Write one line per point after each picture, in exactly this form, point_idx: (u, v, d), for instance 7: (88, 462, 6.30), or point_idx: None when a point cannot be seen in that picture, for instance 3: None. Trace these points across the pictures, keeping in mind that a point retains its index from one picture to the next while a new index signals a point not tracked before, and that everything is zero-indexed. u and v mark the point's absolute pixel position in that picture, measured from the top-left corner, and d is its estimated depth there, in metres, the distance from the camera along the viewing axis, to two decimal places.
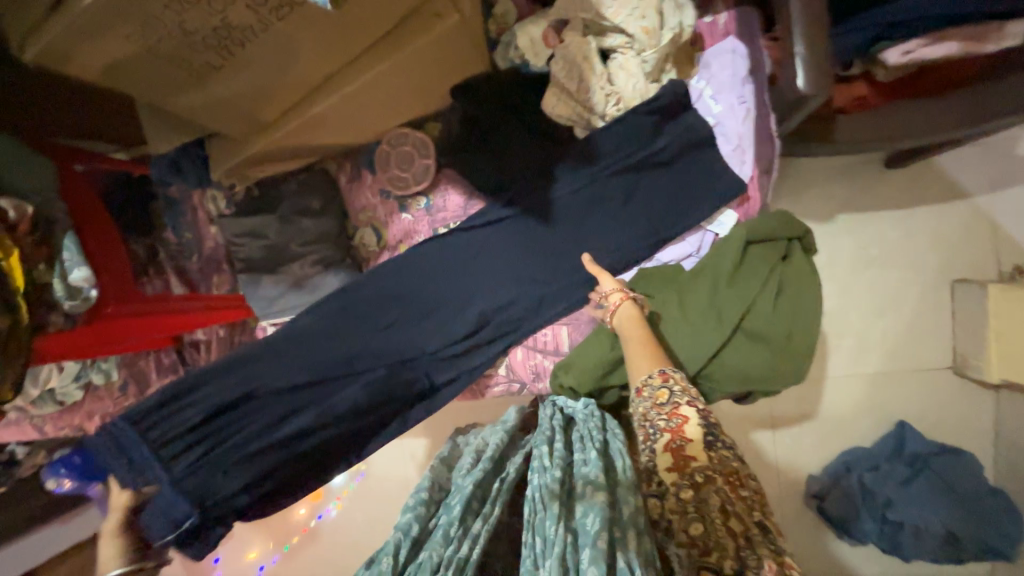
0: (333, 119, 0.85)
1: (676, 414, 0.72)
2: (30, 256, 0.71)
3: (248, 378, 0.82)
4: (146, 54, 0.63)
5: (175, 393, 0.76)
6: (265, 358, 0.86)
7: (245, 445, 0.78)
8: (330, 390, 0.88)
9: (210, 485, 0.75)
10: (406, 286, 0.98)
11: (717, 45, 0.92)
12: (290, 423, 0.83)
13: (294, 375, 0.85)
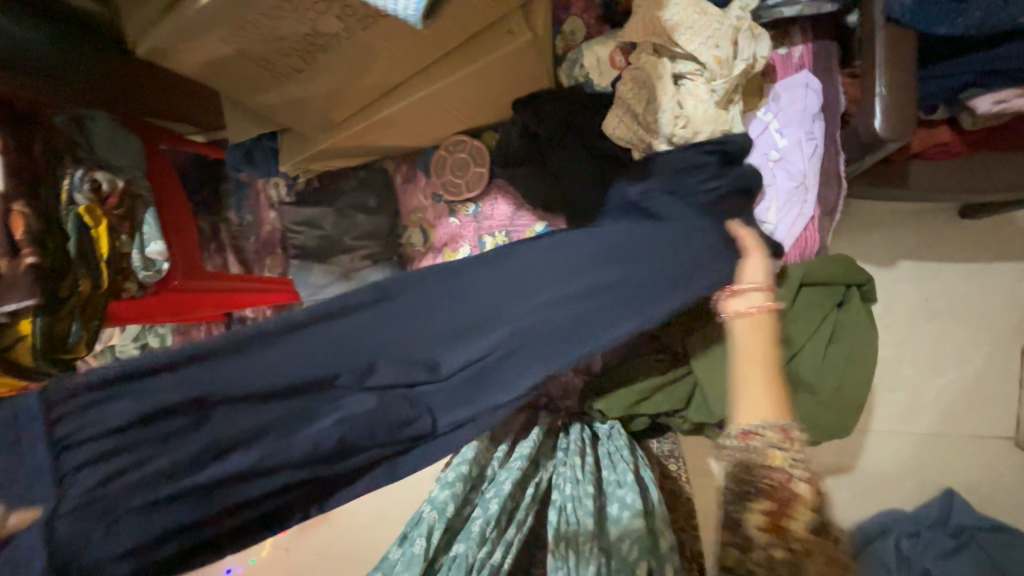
0: (397, 124, 0.88)
1: (751, 442, 0.60)
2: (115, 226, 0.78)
3: (192, 378, 0.48)
4: (237, 54, 0.68)
5: (125, 373, 0.46)
6: (205, 363, 0.49)
7: (159, 483, 0.46)
8: (296, 427, 0.53)
9: (84, 546, 0.44)
10: (452, 279, 0.64)
11: (790, 77, 0.89)
12: (227, 463, 0.49)
13: (255, 388, 0.50)
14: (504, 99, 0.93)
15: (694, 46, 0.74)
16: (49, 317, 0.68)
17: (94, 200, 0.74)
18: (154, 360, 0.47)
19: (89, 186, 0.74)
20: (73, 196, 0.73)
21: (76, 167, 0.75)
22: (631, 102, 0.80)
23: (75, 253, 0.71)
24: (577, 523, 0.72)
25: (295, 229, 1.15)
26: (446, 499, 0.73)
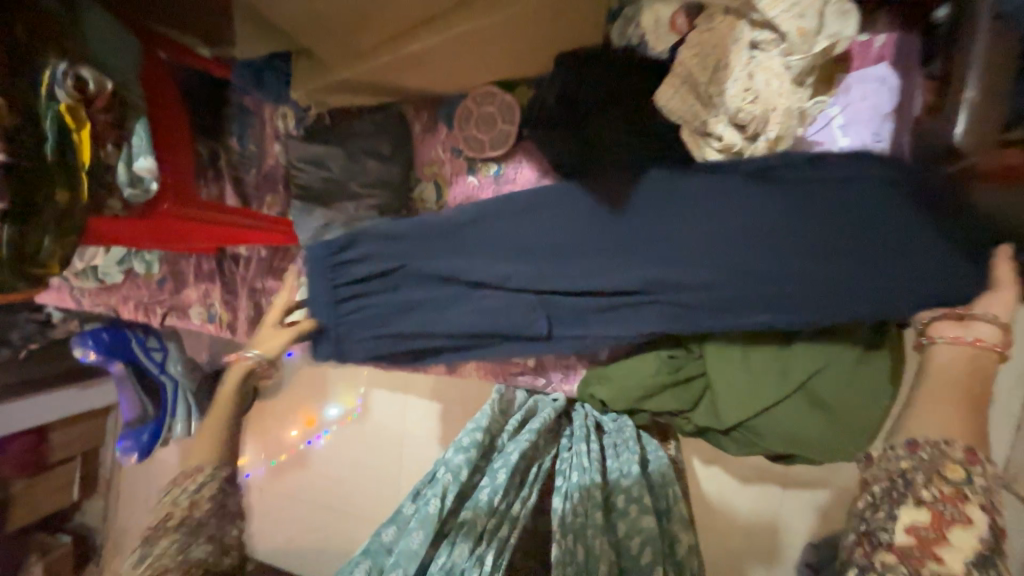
0: (425, 61, 0.79)
1: (956, 500, 0.56)
2: (99, 134, 0.69)
3: (395, 255, 0.92)
4: None
5: (358, 248, 0.92)
6: (399, 245, 0.91)
7: (380, 311, 0.94)
8: (444, 301, 0.92)
9: (349, 337, 0.95)
10: (562, 215, 0.87)
11: (866, 68, 0.81)
12: (406, 309, 0.93)
13: (429, 266, 0.90)
14: (545, 51, 0.84)
15: (776, 12, 0.65)
16: (18, 226, 0.61)
17: (77, 100, 0.65)
18: (373, 236, 0.92)
19: (72, 83, 0.65)
20: (53, 92, 0.63)
21: (60, 59, 0.65)
22: (692, 71, 0.71)
23: (52, 158, 0.63)
24: (588, 508, 0.80)
25: (300, 167, 1.06)
26: (461, 462, 0.78)
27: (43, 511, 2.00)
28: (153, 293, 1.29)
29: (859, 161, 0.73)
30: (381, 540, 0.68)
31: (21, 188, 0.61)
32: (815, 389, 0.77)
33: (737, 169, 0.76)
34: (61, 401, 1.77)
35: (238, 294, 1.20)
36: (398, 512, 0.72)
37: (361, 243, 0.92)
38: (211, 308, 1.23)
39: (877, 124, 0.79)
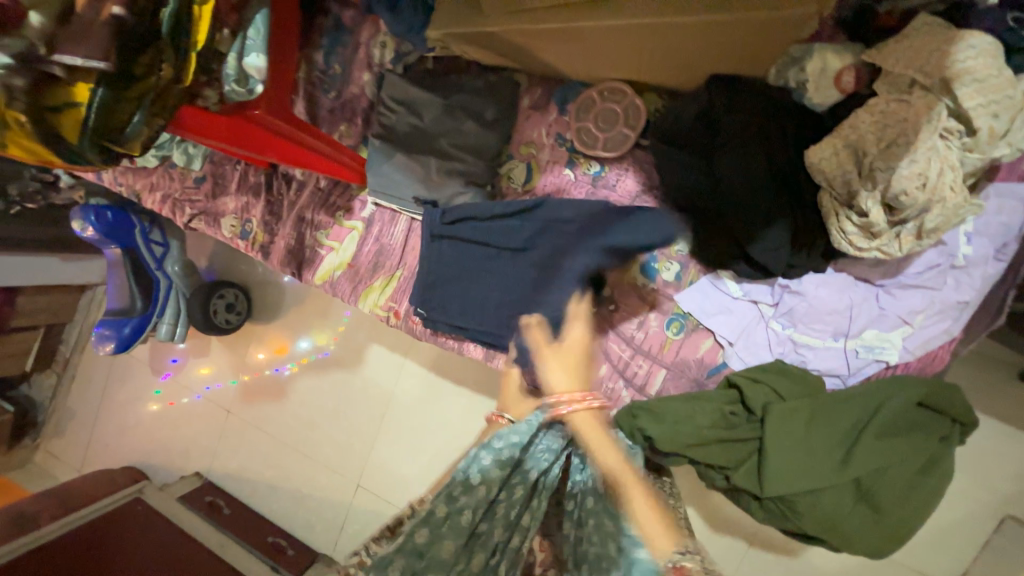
0: (579, 39, 0.72)
1: None
2: (219, 15, 0.60)
3: (489, 228, 0.94)
4: None
5: (460, 215, 0.95)
6: (497, 219, 0.94)
7: (463, 279, 0.96)
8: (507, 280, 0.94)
9: (435, 301, 0.98)
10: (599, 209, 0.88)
11: (1011, 182, 0.76)
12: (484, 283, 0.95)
13: (512, 244, 0.93)
14: (701, 64, 0.78)
15: (974, 104, 0.62)
16: (114, 94, 0.53)
17: None
18: (476, 207, 0.95)
19: None
20: None
21: None
22: (864, 137, 0.68)
23: (166, 28, 0.55)
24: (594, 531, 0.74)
25: (391, 106, 0.98)
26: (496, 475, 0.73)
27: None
28: (186, 190, 1.18)
29: (967, 279, 0.77)
30: (415, 541, 0.68)
31: (128, 52, 0.52)
32: (865, 483, 0.76)
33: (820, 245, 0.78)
34: (38, 267, 1.65)
35: (282, 218, 1.12)
36: (430, 512, 0.69)
37: (462, 210, 0.95)
38: (247, 225, 1.14)
39: (1003, 244, 0.77)
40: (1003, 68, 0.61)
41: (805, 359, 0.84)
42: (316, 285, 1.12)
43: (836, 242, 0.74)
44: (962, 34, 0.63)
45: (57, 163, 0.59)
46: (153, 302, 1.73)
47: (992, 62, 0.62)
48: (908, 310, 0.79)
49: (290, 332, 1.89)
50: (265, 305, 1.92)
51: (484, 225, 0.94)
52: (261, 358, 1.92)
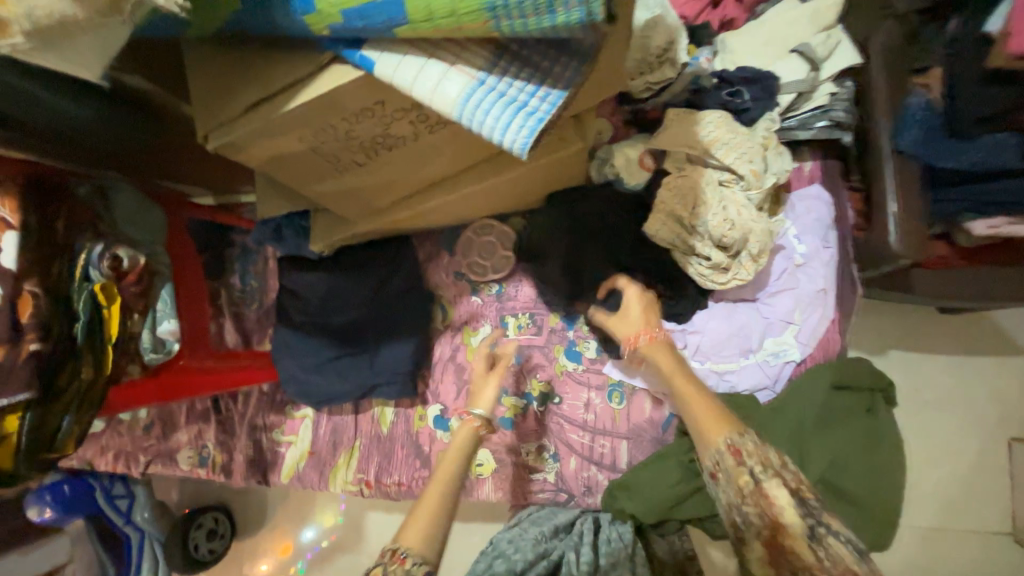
0: (436, 211, 0.87)
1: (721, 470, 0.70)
2: (129, 305, 0.71)
3: (318, 301, 1.00)
4: (288, 155, 0.61)
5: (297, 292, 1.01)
6: (317, 293, 1.00)
7: (307, 356, 1.01)
8: (285, 339, 1.02)
9: (290, 374, 1.01)
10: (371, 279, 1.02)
11: (803, 189, 0.96)
12: (299, 344, 1.01)
13: (342, 322, 1.01)
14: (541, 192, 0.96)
15: (732, 159, 0.81)
16: (40, 412, 0.61)
17: (111, 278, 0.68)
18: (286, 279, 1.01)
19: (108, 262, 0.68)
20: (89, 273, 0.66)
21: (96, 241, 0.68)
22: (671, 205, 0.84)
23: (82, 339, 0.64)
24: None
25: None
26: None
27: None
28: (136, 441, 1.21)
29: (815, 269, 0.91)
30: None
31: (50, 372, 0.61)
32: (834, 480, 0.80)
33: (688, 291, 0.92)
34: None
35: (235, 432, 1.15)
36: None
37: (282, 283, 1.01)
38: (204, 451, 1.17)
39: (824, 233, 0.93)
40: (735, 130, 0.83)
41: (733, 381, 0.92)
42: (285, 484, 1.13)
43: (702, 283, 0.87)
44: (700, 115, 0.85)
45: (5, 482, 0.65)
46: (125, 564, 1.63)
47: (727, 128, 0.83)
48: (786, 312, 0.90)
49: (290, 529, 1.82)
50: (250, 516, 1.85)
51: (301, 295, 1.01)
52: (263, 569, 1.80)
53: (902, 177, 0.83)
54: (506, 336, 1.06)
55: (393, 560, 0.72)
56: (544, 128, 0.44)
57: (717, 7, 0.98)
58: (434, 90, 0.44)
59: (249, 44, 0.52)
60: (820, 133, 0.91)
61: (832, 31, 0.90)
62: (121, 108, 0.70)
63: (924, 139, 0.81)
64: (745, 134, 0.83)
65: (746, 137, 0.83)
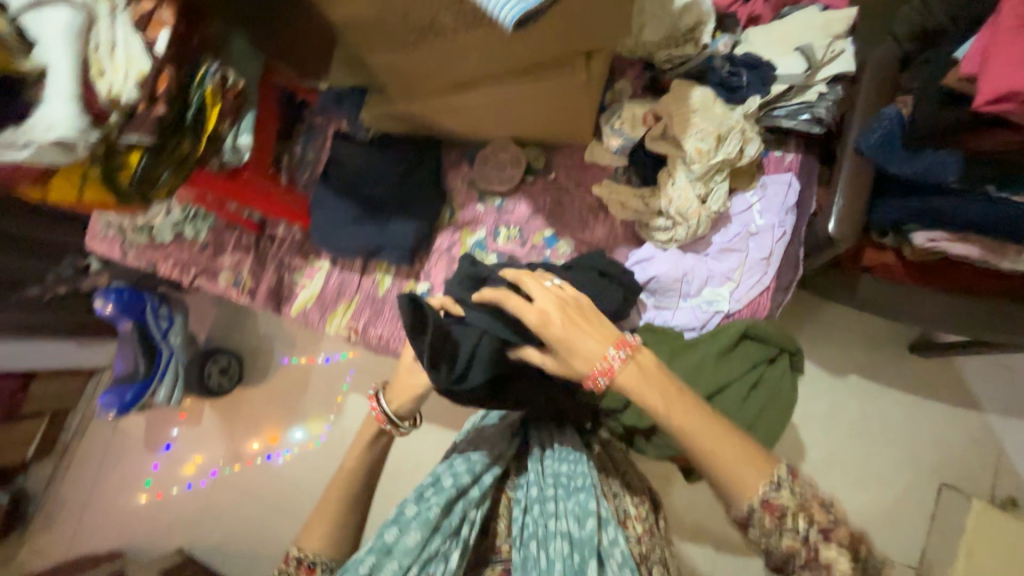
0: (464, 112, 1.07)
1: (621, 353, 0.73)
2: (224, 113, 0.95)
3: (355, 172, 1.23)
4: (361, 20, 0.83)
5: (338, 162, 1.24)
6: (355, 164, 1.23)
7: (337, 213, 1.24)
8: (322, 196, 1.25)
9: (322, 226, 1.25)
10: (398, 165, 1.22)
11: (778, 174, 1.09)
12: (333, 203, 1.24)
13: (368, 193, 1.23)
14: (555, 126, 1.13)
15: (703, 125, 0.98)
16: (153, 158, 0.86)
17: (219, 88, 0.92)
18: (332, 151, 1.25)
19: (219, 77, 0.92)
20: (205, 79, 0.90)
21: (214, 61, 0.92)
22: None
23: (189, 121, 0.89)
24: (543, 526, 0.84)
25: None
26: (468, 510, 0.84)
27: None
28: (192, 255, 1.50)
29: (764, 241, 1.05)
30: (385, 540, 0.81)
31: (165, 134, 0.87)
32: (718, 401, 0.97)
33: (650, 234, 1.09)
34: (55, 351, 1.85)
35: (267, 266, 1.42)
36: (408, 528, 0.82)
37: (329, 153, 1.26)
38: (239, 275, 1.44)
39: (783, 214, 1.06)
40: (709, 107, 1.00)
41: (668, 317, 1.08)
42: (292, 316, 1.39)
43: (676, 233, 1.04)
44: (690, 91, 1.02)
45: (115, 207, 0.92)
46: (156, 368, 1.91)
47: (704, 104, 1.01)
48: (728, 268, 1.05)
49: (284, 421, 2.07)
50: (256, 369, 2.14)
51: (343, 164, 1.24)
52: (255, 447, 2.07)
53: (856, 174, 0.96)
54: (495, 242, 1.25)
55: (300, 570, 0.84)
56: (530, 14, 0.63)
57: (748, 2, 1.13)
58: None
59: None
60: (801, 125, 1.04)
61: (838, 41, 1.03)
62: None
63: (882, 144, 0.93)
64: (721, 113, 1.01)
65: (720, 115, 1.00)
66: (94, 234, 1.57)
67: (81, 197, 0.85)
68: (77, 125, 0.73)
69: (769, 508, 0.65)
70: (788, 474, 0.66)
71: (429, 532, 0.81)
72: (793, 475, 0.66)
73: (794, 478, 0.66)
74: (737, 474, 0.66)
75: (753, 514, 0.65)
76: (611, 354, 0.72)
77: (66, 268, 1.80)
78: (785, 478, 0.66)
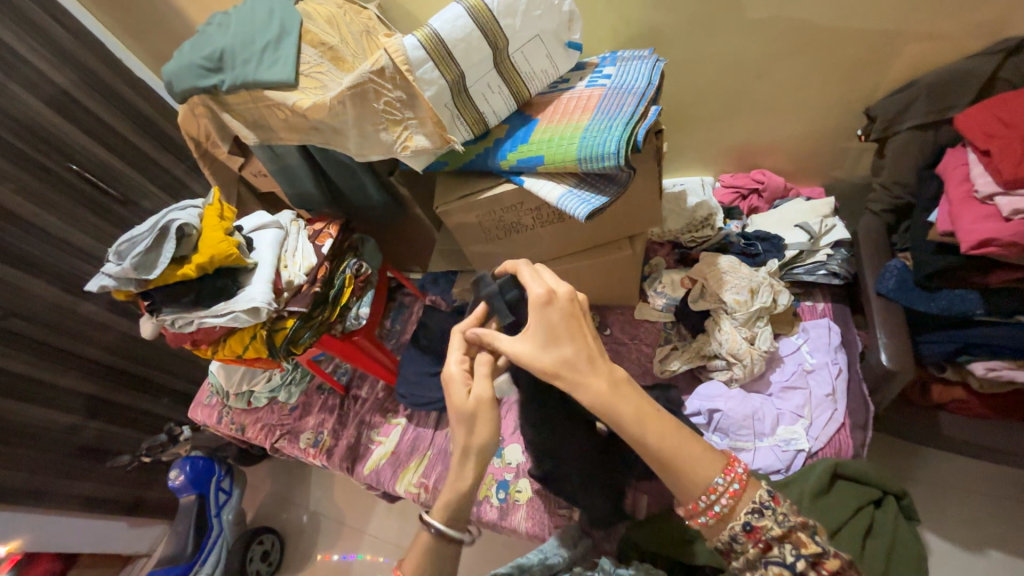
0: None
1: (735, 480, 0.69)
2: (355, 289, 1.25)
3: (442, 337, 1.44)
4: (470, 224, 1.16)
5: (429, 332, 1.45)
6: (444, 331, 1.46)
7: (424, 366, 1.41)
8: (411, 359, 1.43)
9: (411, 385, 1.39)
10: None
11: (816, 319, 1.25)
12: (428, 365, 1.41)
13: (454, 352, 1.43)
14: (610, 297, 1.35)
15: (734, 283, 1.19)
16: (303, 322, 1.12)
17: (355, 274, 1.24)
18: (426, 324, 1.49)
19: (356, 267, 1.24)
20: (346, 268, 1.23)
21: (354, 257, 1.26)
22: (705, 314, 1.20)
23: (332, 295, 1.18)
24: None
25: None
26: None
27: None
28: (280, 417, 1.60)
29: (828, 375, 1.14)
30: None
31: (313, 306, 1.14)
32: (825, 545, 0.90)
33: (715, 386, 1.17)
34: (111, 533, 1.73)
35: (347, 424, 1.52)
36: None
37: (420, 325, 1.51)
38: (319, 434, 1.52)
39: (833, 353, 1.17)
40: (739, 270, 1.22)
41: (762, 466, 1.06)
42: (364, 475, 1.42)
43: (731, 372, 1.16)
44: (717, 260, 1.26)
45: (264, 362, 1.16)
46: (202, 549, 1.73)
47: (734, 268, 1.23)
48: (797, 406, 1.11)
49: None
50: (298, 554, 1.88)
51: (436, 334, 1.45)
52: None
53: (887, 312, 1.08)
54: None
55: None
56: (596, 209, 0.92)
57: (745, 199, 1.47)
58: (548, 192, 0.97)
59: (473, 176, 1.12)
60: (821, 278, 1.26)
61: (828, 218, 1.31)
62: (395, 206, 1.38)
63: (900, 287, 1.09)
64: (748, 272, 1.22)
65: (748, 274, 1.21)
66: (198, 402, 1.71)
67: (243, 352, 1.09)
68: (267, 297, 1.01)
69: (751, 535, 0.68)
70: (769, 496, 0.69)
71: None
72: (774, 497, 0.69)
73: (776, 504, 0.69)
74: (686, 470, 0.69)
75: (737, 541, 0.68)
76: (721, 484, 0.68)
77: (159, 438, 1.78)
78: (769, 504, 0.69)
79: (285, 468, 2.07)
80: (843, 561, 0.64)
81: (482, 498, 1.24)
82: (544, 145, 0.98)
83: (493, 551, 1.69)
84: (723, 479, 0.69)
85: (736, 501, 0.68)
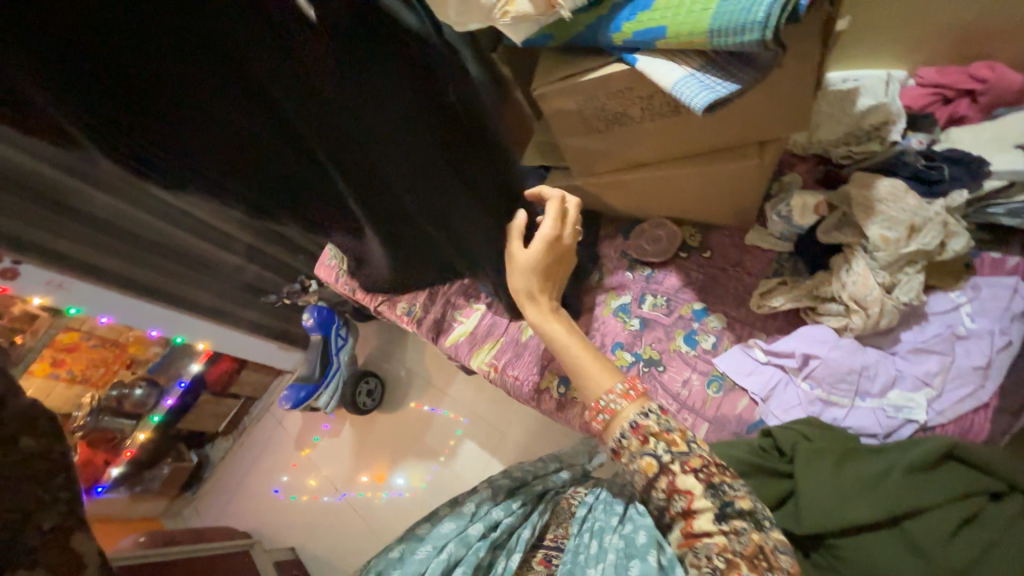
0: (633, 191, 1.20)
1: (632, 388, 0.75)
2: None
3: None
4: (569, 112, 1.05)
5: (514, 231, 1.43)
6: None
7: None
8: None
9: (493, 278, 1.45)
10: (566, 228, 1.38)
11: (995, 277, 0.97)
12: None
13: None
14: (719, 213, 1.17)
15: (890, 215, 0.95)
16: None
17: None
18: None
19: None
20: None
21: None
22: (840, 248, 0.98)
23: None
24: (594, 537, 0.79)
25: None
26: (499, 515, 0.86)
27: (195, 429, 2.32)
28: None
29: (987, 345, 0.92)
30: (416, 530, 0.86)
31: None
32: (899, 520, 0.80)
33: (823, 334, 1.01)
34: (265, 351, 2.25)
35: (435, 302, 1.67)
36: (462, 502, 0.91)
37: None
38: None
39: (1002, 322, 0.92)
40: (899, 199, 0.96)
41: (857, 427, 0.94)
42: (445, 346, 1.60)
43: (848, 320, 0.98)
44: (873, 182, 0.99)
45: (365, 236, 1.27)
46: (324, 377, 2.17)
47: (893, 195, 0.97)
48: (925, 373, 0.93)
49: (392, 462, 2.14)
50: (393, 398, 2.27)
51: None
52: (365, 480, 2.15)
53: None
54: (640, 308, 1.20)
55: None
56: (719, 101, 0.75)
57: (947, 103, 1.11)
58: (661, 76, 0.81)
59: (580, 53, 0.97)
60: None
61: None
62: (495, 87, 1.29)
63: None
64: (912, 204, 0.95)
65: (911, 206, 0.95)
66: (322, 262, 2.00)
67: None
68: None
69: (636, 432, 0.73)
70: (658, 407, 0.75)
71: (466, 519, 0.85)
72: (662, 410, 0.75)
73: (661, 412, 0.74)
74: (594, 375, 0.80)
75: (625, 438, 0.73)
76: (617, 388, 0.76)
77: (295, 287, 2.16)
78: (654, 411, 0.74)
79: (388, 330, 2.42)
80: (706, 460, 0.71)
81: (543, 388, 1.34)
82: (670, 12, 0.79)
83: (550, 435, 1.86)
84: (623, 386, 0.76)
85: (629, 404, 0.75)
